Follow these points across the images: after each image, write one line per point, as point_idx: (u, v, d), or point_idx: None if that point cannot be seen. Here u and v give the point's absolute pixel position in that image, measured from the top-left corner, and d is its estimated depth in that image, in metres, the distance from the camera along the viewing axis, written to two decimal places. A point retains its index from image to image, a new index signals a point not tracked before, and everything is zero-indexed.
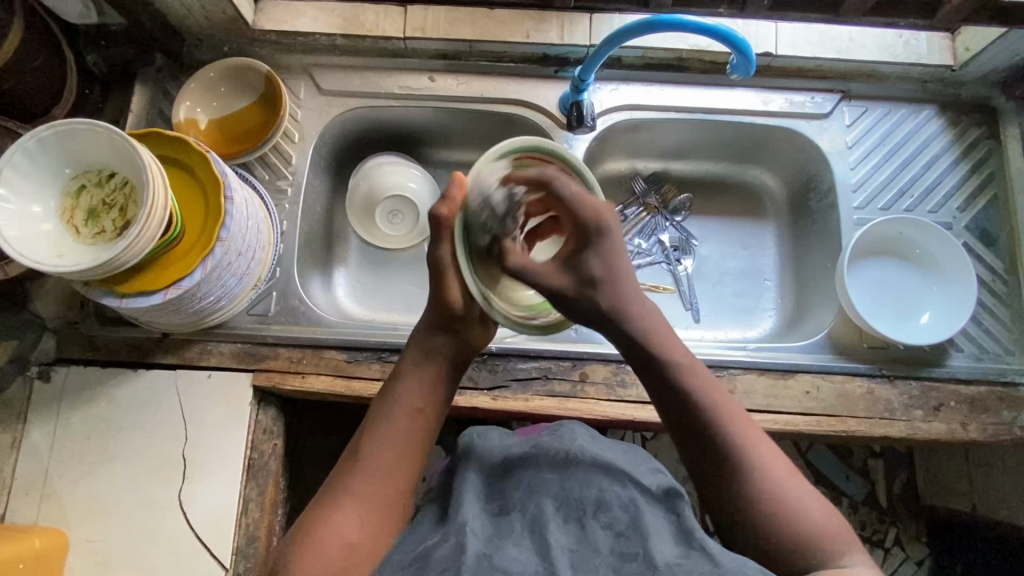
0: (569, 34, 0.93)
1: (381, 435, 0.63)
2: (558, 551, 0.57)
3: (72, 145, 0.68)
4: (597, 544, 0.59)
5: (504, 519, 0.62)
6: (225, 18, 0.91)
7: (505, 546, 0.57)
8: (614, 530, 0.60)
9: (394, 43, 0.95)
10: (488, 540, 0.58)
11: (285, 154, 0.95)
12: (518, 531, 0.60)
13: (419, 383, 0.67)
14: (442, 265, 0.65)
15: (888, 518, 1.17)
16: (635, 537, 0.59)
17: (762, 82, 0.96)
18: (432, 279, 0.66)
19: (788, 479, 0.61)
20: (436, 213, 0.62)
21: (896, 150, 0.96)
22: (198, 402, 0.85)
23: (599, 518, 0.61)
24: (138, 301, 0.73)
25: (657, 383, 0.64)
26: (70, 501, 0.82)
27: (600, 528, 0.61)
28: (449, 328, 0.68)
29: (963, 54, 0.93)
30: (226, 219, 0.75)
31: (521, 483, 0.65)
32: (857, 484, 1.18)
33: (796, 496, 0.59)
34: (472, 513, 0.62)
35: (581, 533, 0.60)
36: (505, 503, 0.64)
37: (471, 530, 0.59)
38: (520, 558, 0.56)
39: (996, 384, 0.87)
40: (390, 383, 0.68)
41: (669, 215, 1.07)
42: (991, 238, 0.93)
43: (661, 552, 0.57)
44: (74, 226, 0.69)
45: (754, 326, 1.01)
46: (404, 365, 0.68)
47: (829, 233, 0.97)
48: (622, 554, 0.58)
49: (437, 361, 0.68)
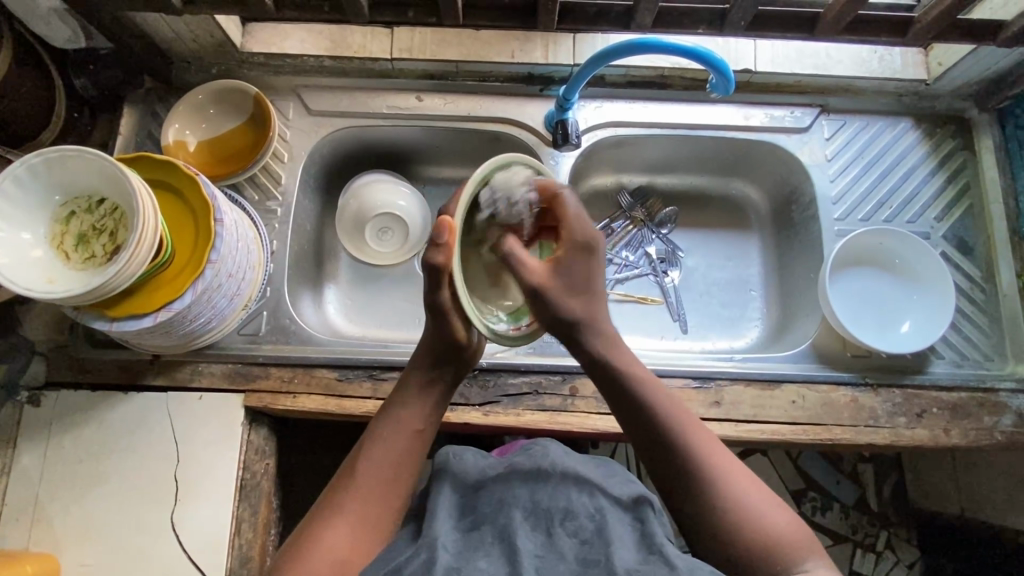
0: (554, 53, 0.95)
1: (382, 454, 0.66)
2: (525, 556, 0.57)
3: (62, 172, 0.68)
4: (562, 550, 0.59)
5: (475, 532, 0.62)
6: (214, 41, 0.92)
7: (474, 559, 0.57)
8: (580, 538, 0.60)
9: (381, 64, 0.97)
10: (458, 553, 0.58)
11: (274, 174, 0.96)
12: (488, 540, 0.60)
13: (418, 407, 0.70)
14: (441, 305, 0.69)
15: (878, 522, 1.19)
16: (597, 543, 0.59)
17: (742, 97, 0.98)
18: (433, 317, 0.70)
19: (745, 484, 0.63)
20: (433, 261, 0.65)
21: (874, 163, 0.98)
22: (190, 424, 0.86)
23: (565, 526, 0.62)
24: (128, 324, 0.73)
25: (621, 402, 0.69)
26: (62, 526, 0.82)
27: (566, 536, 0.61)
28: (447, 359, 0.72)
29: (936, 69, 0.96)
30: (215, 241, 0.76)
31: (491, 498, 0.66)
32: (847, 489, 1.20)
33: (752, 501, 0.62)
34: (444, 528, 0.62)
35: (548, 540, 0.60)
36: (477, 518, 0.64)
37: (442, 544, 0.59)
38: (488, 568, 0.56)
39: (977, 390, 0.89)
40: (390, 406, 0.70)
41: (656, 227, 1.09)
42: (967, 247, 0.96)
43: (621, 559, 0.57)
44: (64, 252, 0.69)
45: (741, 336, 1.03)
46: (404, 390, 0.71)
47: (811, 245, 0.99)
48: (585, 561, 0.58)
49: (436, 389, 0.71)
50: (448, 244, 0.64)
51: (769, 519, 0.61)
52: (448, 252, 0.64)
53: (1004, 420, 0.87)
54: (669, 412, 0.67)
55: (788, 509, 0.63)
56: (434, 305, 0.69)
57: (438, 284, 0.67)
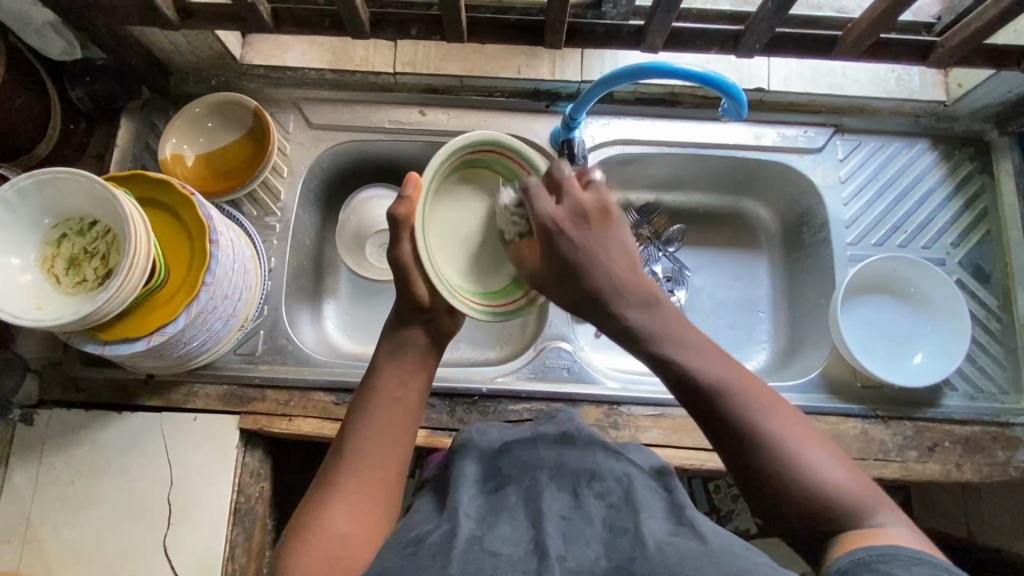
0: (561, 70, 0.93)
1: (365, 424, 0.62)
2: (551, 519, 0.56)
3: (53, 193, 0.66)
4: (589, 514, 0.58)
5: (499, 494, 0.60)
6: (213, 53, 0.90)
7: (497, 526, 0.56)
8: (607, 500, 0.59)
9: (384, 78, 0.94)
10: (481, 520, 0.57)
11: (274, 189, 0.94)
12: (512, 502, 0.59)
13: (395, 372, 0.66)
14: (404, 263, 0.66)
15: None
16: (626, 509, 0.58)
17: (754, 116, 0.95)
18: (398, 279, 0.66)
19: (806, 441, 0.56)
20: (394, 213, 0.64)
21: (889, 185, 0.95)
22: (185, 445, 0.84)
23: (593, 487, 0.60)
24: (121, 347, 0.72)
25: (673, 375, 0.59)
26: (54, 548, 0.81)
27: (593, 496, 0.59)
28: (414, 319, 0.67)
29: (956, 90, 0.93)
30: (210, 263, 0.74)
31: (517, 462, 0.64)
32: None
33: (819, 461, 0.55)
34: (467, 496, 0.60)
35: (575, 501, 0.59)
36: (502, 480, 0.62)
37: (464, 512, 0.57)
38: (511, 534, 0.55)
39: (991, 423, 0.86)
40: (367, 382, 0.66)
41: (662, 245, 1.05)
42: (984, 274, 0.93)
43: (650, 528, 0.55)
44: (55, 275, 0.67)
45: (748, 360, 1.00)
46: (377, 359, 0.68)
47: (822, 269, 0.96)
48: (613, 528, 0.56)
49: (410, 350, 0.67)
50: (416, 201, 0.64)
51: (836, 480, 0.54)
52: (412, 207, 0.64)
53: (1019, 455, 0.85)
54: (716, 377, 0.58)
55: (848, 461, 0.56)
56: (397, 261, 0.65)
57: (400, 238, 0.65)
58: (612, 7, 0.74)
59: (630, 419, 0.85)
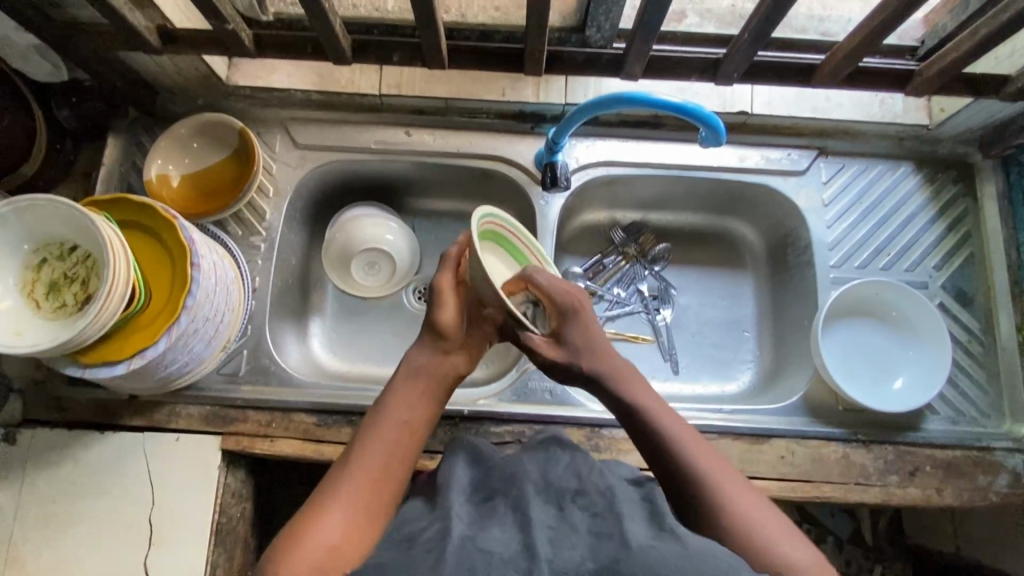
0: (545, 92, 0.94)
1: (371, 444, 0.62)
2: (537, 526, 0.53)
3: (33, 220, 0.68)
4: (574, 524, 0.54)
5: (488, 504, 0.58)
6: (199, 75, 0.90)
7: (488, 527, 0.53)
8: (591, 513, 0.56)
9: (370, 99, 0.95)
10: (472, 523, 0.54)
11: (259, 210, 0.94)
12: (500, 510, 0.56)
13: (408, 399, 0.66)
14: (439, 291, 0.70)
15: (873, 556, 1.15)
16: (609, 517, 0.54)
17: (738, 138, 0.96)
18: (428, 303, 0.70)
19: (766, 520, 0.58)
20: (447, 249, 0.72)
21: (873, 208, 0.96)
22: (166, 465, 0.84)
23: (578, 503, 0.57)
24: (101, 371, 0.72)
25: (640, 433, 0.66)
26: (34, 569, 0.81)
27: (578, 512, 0.56)
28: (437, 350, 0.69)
29: (938, 115, 0.93)
30: (192, 287, 0.75)
31: (505, 475, 0.61)
32: (841, 521, 1.16)
33: (762, 527, 0.57)
34: (457, 501, 0.58)
35: (559, 515, 0.55)
36: (490, 491, 0.60)
37: (456, 513, 0.55)
38: (502, 536, 0.52)
39: (972, 448, 0.86)
40: (379, 401, 0.67)
41: (648, 263, 1.05)
42: (966, 297, 0.93)
43: (635, 532, 0.52)
44: (35, 300, 0.68)
45: (732, 380, 1.00)
46: (395, 381, 0.68)
47: (806, 290, 0.96)
48: (597, 534, 0.53)
49: (424, 378, 0.68)
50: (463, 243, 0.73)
51: (770, 536, 0.56)
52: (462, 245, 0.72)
53: (999, 480, 0.85)
54: (684, 443, 0.63)
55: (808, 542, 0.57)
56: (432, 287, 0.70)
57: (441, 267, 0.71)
58: (595, 32, 0.75)
59: (611, 442, 0.86)
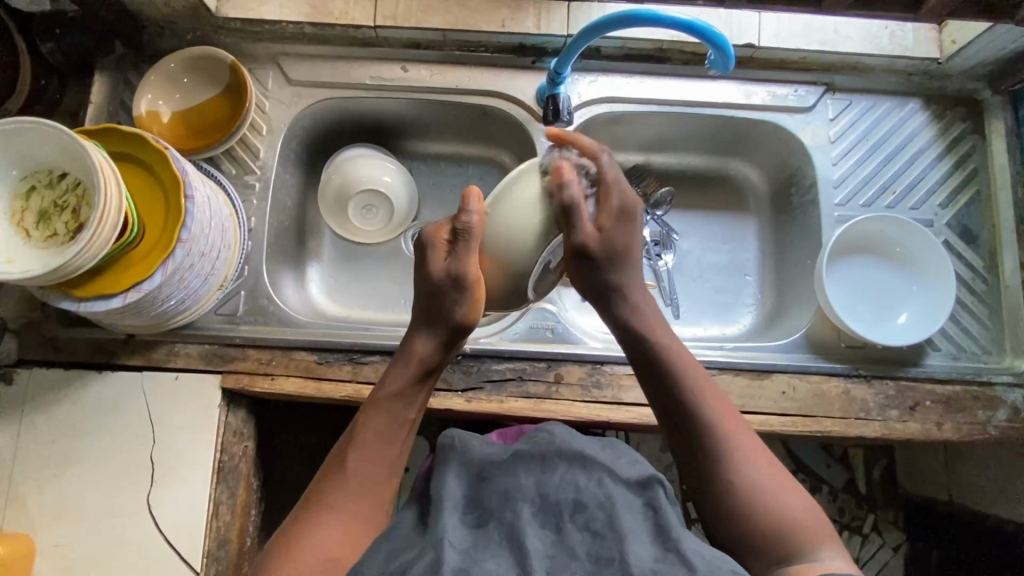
0: (547, 23, 0.91)
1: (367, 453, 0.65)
2: (535, 557, 0.55)
3: (18, 145, 0.65)
4: (572, 548, 0.57)
5: (482, 530, 0.59)
6: (187, 5, 0.87)
7: (482, 560, 0.55)
8: (591, 530, 0.58)
9: (364, 32, 0.92)
10: (466, 552, 0.56)
11: (252, 147, 0.92)
12: (495, 540, 0.58)
13: (402, 407, 0.68)
14: (461, 278, 0.65)
15: (866, 504, 1.16)
16: (610, 538, 0.56)
17: (743, 74, 0.93)
18: (449, 291, 0.66)
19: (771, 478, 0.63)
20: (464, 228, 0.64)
21: (880, 145, 0.94)
22: (166, 405, 0.84)
23: (576, 519, 0.59)
24: (95, 305, 0.70)
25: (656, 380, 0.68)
26: (36, 506, 0.81)
27: (577, 529, 0.58)
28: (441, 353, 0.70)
29: (949, 47, 0.91)
30: (186, 219, 0.73)
31: (499, 490, 0.63)
32: (836, 471, 1.16)
33: (770, 486, 0.62)
34: (449, 524, 0.59)
35: (558, 537, 0.58)
36: (483, 513, 0.61)
37: (448, 542, 0.56)
38: (496, 570, 0.54)
39: (972, 383, 0.87)
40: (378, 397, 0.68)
41: (651, 209, 1.01)
42: (971, 236, 0.92)
43: (637, 555, 0.54)
44: (26, 229, 0.66)
45: (732, 322, 1.00)
46: (391, 380, 0.68)
47: (809, 230, 0.95)
48: (598, 558, 0.55)
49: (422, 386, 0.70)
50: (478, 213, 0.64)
51: (778, 499, 0.61)
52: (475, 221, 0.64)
53: (999, 415, 0.85)
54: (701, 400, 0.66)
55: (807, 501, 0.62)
56: (457, 274, 0.65)
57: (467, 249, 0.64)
58: None
59: (612, 379, 0.86)
